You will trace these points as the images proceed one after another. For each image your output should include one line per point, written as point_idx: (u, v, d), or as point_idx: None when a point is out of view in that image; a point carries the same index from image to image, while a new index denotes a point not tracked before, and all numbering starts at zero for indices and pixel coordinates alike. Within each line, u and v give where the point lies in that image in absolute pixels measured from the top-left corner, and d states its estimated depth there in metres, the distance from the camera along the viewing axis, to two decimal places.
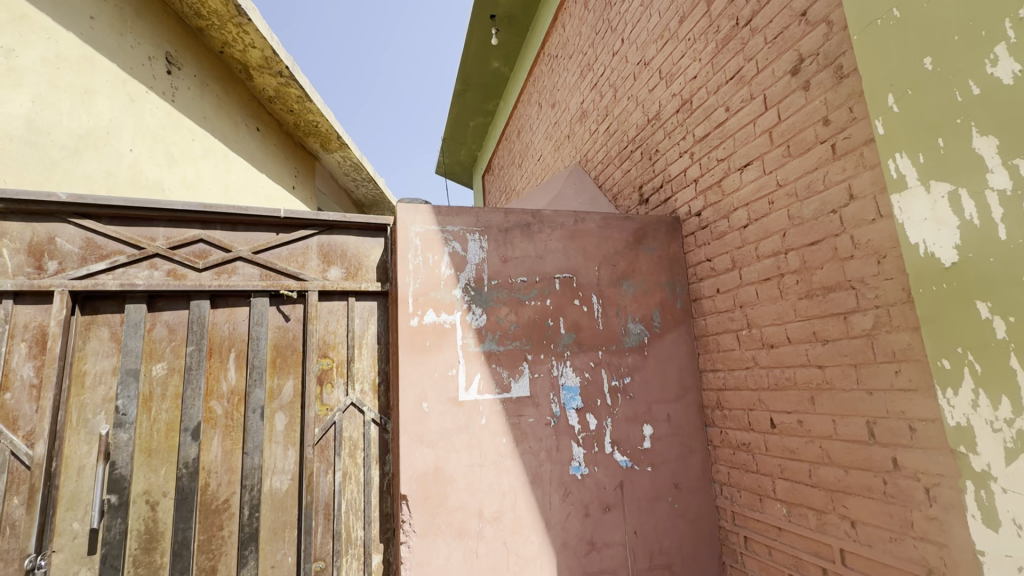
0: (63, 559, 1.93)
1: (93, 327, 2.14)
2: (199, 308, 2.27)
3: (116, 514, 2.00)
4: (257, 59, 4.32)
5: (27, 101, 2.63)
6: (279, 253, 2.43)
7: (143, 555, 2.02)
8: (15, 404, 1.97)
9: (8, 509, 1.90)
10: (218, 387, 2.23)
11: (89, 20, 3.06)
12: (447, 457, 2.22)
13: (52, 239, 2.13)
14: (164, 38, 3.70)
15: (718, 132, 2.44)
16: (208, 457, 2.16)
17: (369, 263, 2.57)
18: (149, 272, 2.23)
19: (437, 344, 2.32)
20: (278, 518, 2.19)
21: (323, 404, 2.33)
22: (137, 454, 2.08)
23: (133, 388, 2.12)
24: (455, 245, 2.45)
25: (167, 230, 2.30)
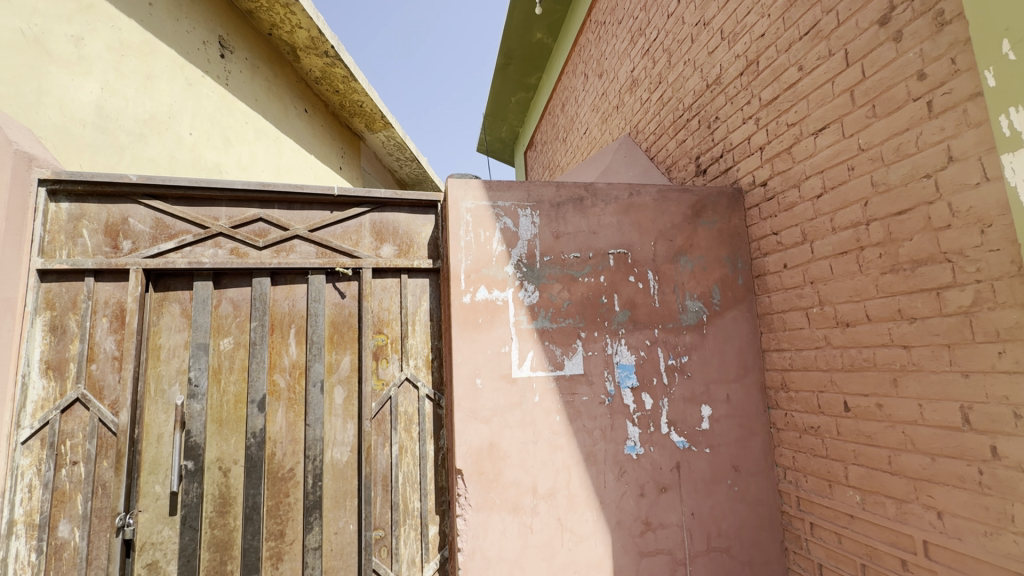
0: (149, 517, 2.08)
1: (165, 303, 2.25)
2: (261, 285, 2.33)
3: (193, 479, 2.13)
4: (304, 39, 4.35)
5: (97, 88, 2.75)
6: (334, 231, 2.46)
7: (218, 517, 2.14)
8: (101, 374, 2.12)
9: (99, 470, 2.06)
10: (280, 360, 2.31)
11: (148, 7, 3.15)
12: (501, 434, 2.22)
13: (126, 219, 2.26)
14: (217, 22, 3.77)
15: (789, 94, 2.25)
16: (273, 428, 2.25)
17: (421, 240, 2.56)
18: (214, 250, 2.31)
19: (490, 321, 2.30)
20: (339, 487, 2.27)
21: (379, 379, 2.37)
22: (209, 423, 2.19)
23: (203, 360, 2.22)
24: (506, 221, 2.41)
25: (228, 209, 2.37)
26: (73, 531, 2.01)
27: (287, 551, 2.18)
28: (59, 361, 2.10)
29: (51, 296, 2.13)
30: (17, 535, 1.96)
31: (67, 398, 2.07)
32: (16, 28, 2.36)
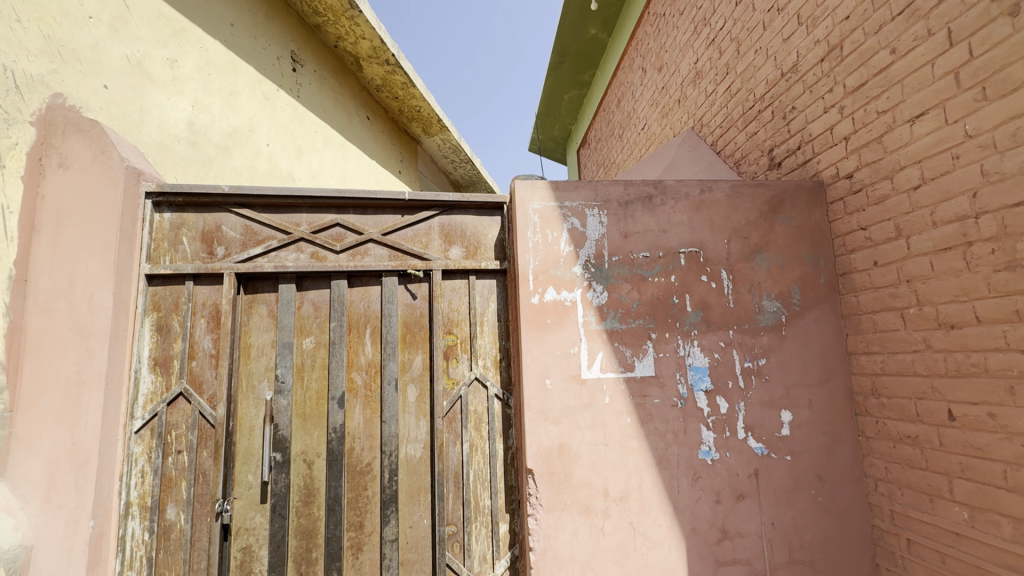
0: (243, 504, 2.23)
1: (254, 305, 2.40)
2: (339, 287, 2.45)
3: (281, 470, 2.27)
4: (367, 49, 4.52)
5: (189, 106, 2.97)
6: (405, 234, 2.54)
7: (303, 506, 2.27)
8: (200, 371, 2.30)
9: (201, 459, 2.24)
10: (357, 359, 2.41)
11: (230, 27, 3.38)
12: (571, 434, 2.22)
13: (219, 227, 2.44)
14: (289, 37, 3.99)
15: (879, 79, 2.10)
16: (352, 424, 2.35)
17: (487, 242, 2.60)
18: (296, 255, 2.45)
19: (558, 322, 2.30)
20: (413, 482, 2.34)
21: (449, 378, 2.43)
22: (294, 418, 2.32)
23: (288, 359, 2.36)
24: (574, 221, 2.40)
25: (308, 215, 2.50)
26: (179, 514, 2.19)
27: (366, 541, 2.28)
28: (165, 358, 2.30)
29: (157, 298, 2.35)
30: (133, 515, 2.17)
31: (172, 393, 2.26)
32: (122, 54, 2.59)
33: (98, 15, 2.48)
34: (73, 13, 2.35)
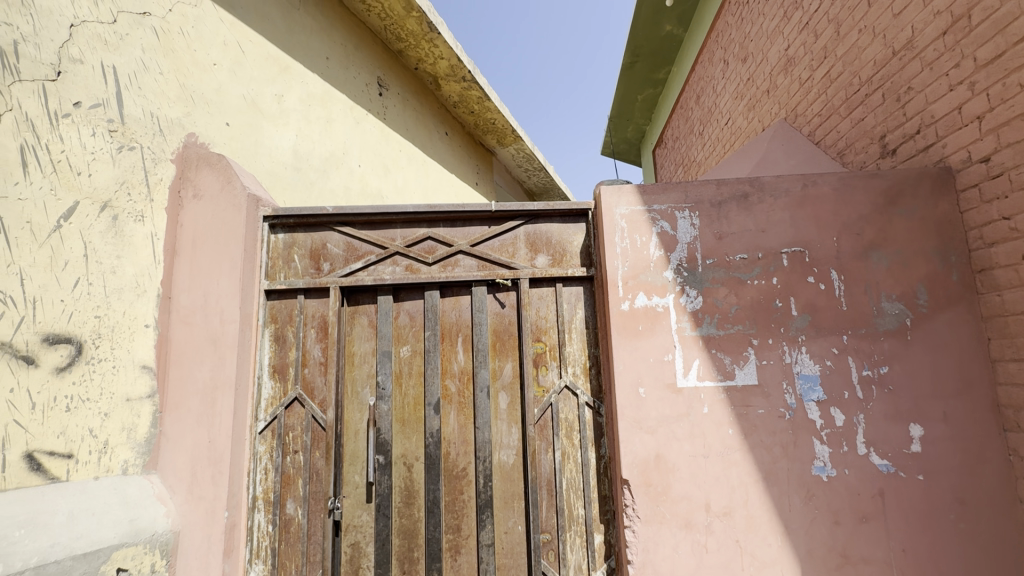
0: (351, 503, 2.38)
1: (356, 316, 2.57)
2: (432, 298, 2.56)
3: (384, 471, 2.40)
4: (445, 69, 4.71)
5: (293, 135, 3.27)
6: (492, 244, 2.60)
7: (405, 507, 2.38)
8: (312, 377, 2.50)
9: (314, 459, 2.43)
10: (450, 366, 2.50)
11: (325, 60, 3.68)
12: (668, 445, 2.14)
13: (325, 244, 2.64)
14: (376, 64, 4.26)
15: (1021, 48, 1.85)
16: (448, 429, 2.44)
17: (573, 249, 2.60)
18: (392, 268, 2.59)
19: (650, 329, 2.24)
20: (507, 488, 2.37)
21: (540, 386, 2.45)
22: (394, 422, 2.45)
23: (388, 366, 2.49)
24: (663, 224, 2.33)
25: (403, 230, 2.64)
26: (297, 509, 2.38)
27: (464, 544, 2.34)
28: (282, 365, 2.53)
29: (274, 311, 2.59)
30: (258, 508, 2.39)
31: (289, 397, 2.48)
32: (240, 94, 2.91)
33: (221, 61, 2.81)
34: (201, 62, 2.68)
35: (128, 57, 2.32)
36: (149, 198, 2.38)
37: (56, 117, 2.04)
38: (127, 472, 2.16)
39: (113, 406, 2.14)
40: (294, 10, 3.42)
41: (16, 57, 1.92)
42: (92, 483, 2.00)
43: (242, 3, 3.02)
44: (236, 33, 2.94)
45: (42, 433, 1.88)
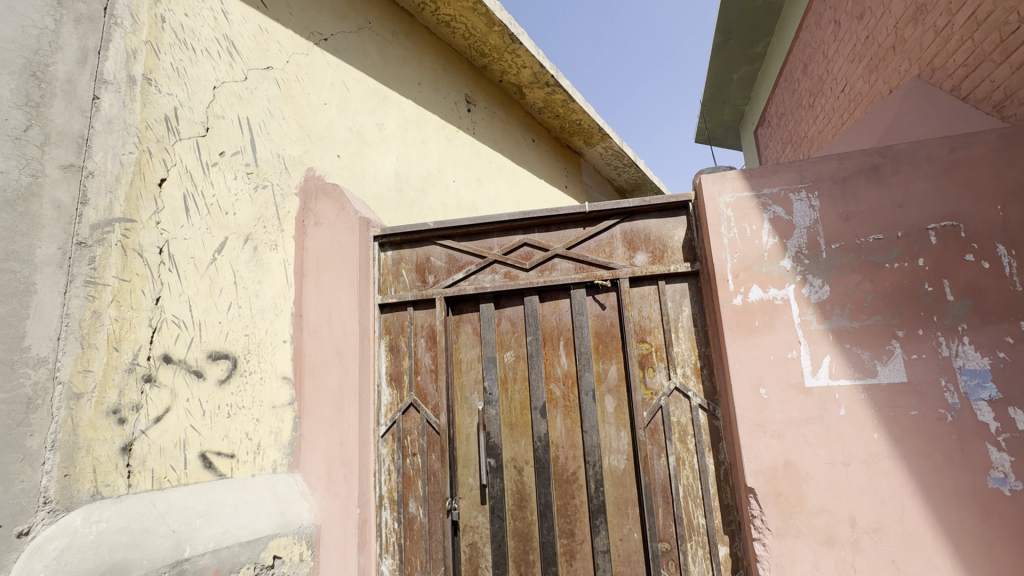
0: (466, 504, 2.47)
1: (461, 324, 2.68)
2: (532, 303, 2.59)
3: (496, 474, 2.45)
4: (528, 77, 4.77)
5: (394, 160, 3.52)
6: (588, 246, 2.57)
7: (518, 510, 2.41)
8: (424, 384, 2.65)
9: (430, 461, 2.56)
10: (554, 371, 2.50)
11: (417, 86, 3.92)
12: (798, 450, 1.95)
13: (429, 258, 2.80)
14: (463, 83, 4.45)
15: None
16: (555, 433, 2.44)
17: (674, 244, 2.48)
18: (492, 276, 2.67)
19: (769, 324, 2.06)
20: (620, 494, 2.31)
21: (647, 388, 2.36)
22: (503, 426, 2.51)
23: (493, 372, 2.56)
24: (777, 209, 2.15)
25: (499, 239, 2.71)
26: (419, 509, 2.53)
27: (579, 550, 2.32)
28: (397, 373, 2.71)
29: (387, 323, 2.78)
30: (384, 506, 2.58)
31: (405, 403, 2.64)
32: (347, 128, 3.20)
33: (330, 101, 3.13)
34: (314, 104, 3.00)
35: (257, 108, 2.67)
36: (280, 229, 2.71)
37: (208, 167, 2.40)
38: (276, 471, 2.46)
39: (262, 412, 2.45)
40: (387, 43, 3.69)
41: (177, 120, 2.28)
42: (250, 479, 2.31)
43: (345, 46, 3.33)
44: (341, 73, 3.26)
45: (211, 436, 2.21)
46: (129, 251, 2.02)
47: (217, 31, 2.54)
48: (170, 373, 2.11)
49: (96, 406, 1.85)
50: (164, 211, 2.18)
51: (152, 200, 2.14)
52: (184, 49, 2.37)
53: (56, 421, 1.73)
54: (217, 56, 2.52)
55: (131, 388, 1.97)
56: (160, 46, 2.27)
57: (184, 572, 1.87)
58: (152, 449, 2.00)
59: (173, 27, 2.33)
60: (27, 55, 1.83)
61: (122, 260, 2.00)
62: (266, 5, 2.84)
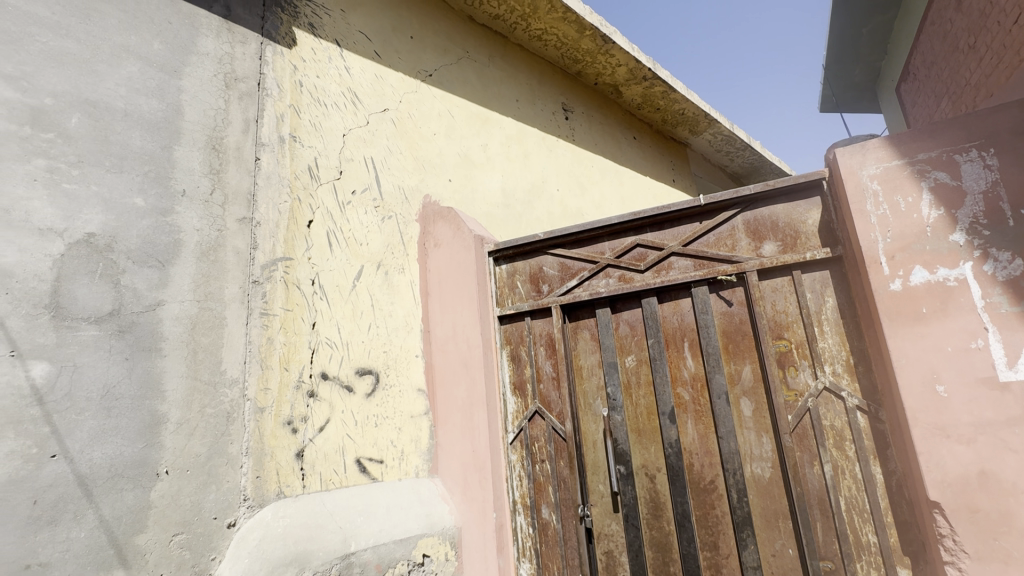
0: (599, 511, 2.44)
1: (579, 331, 2.68)
2: (650, 305, 2.50)
3: (627, 482, 2.39)
4: (624, 74, 4.68)
5: (500, 177, 3.67)
6: (707, 240, 2.43)
7: (653, 519, 2.32)
8: (547, 392, 2.68)
9: (559, 468, 2.58)
10: (680, 374, 2.38)
11: (516, 103, 4.07)
12: (996, 457, 1.64)
13: (541, 268, 2.84)
14: (559, 92, 4.52)
15: None
16: (687, 440, 2.31)
17: (809, 228, 2.24)
18: (606, 280, 2.64)
19: (941, 310, 1.77)
20: (769, 506, 2.12)
21: (790, 389, 2.15)
22: (630, 433, 2.44)
23: (615, 377, 2.51)
24: (938, 175, 1.86)
25: (610, 242, 2.68)
26: (552, 515, 2.55)
27: (725, 564, 2.16)
28: (520, 382, 2.77)
29: (507, 334, 2.87)
30: (518, 511, 2.64)
31: (530, 411, 2.70)
32: (456, 153, 3.43)
33: (439, 131, 3.37)
34: (426, 135, 3.26)
35: (379, 147, 2.98)
36: (406, 253, 2.98)
37: (344, 206, 2.72)
38: (419, 475, 2.67)
39: (403, 421, 2.69)
40: (485, 67, 3.89)
41: (318, 168, 2.64)
42: (397, 483, 2.55)
43: (448, 77, 3.57)
44: (446, 103, 3.50)
45: (363, 443, 2.48)
46: (290, 285, 2.37)
47: (342, 85, 2.88)
48: (328, 388, 2.42)
49: (275, 418, 2.19)
50: (313, 248, 2.52)
51: (303, 239, 2.49)
52: (318, 105, 2.73)
53: (248, 431, 2.10)
54: (344, 106, 2.86)
55: (300, 402, 2.29)
56: (301, 107, 2.65)
57: (352, 565, 2.10)
58: (318, 454, 2.30)
59: (309, 89, 2.71)
60: (208, 133, 2.27)
61: (286, 293, 2.35)
62: (379, 54, 3.16)
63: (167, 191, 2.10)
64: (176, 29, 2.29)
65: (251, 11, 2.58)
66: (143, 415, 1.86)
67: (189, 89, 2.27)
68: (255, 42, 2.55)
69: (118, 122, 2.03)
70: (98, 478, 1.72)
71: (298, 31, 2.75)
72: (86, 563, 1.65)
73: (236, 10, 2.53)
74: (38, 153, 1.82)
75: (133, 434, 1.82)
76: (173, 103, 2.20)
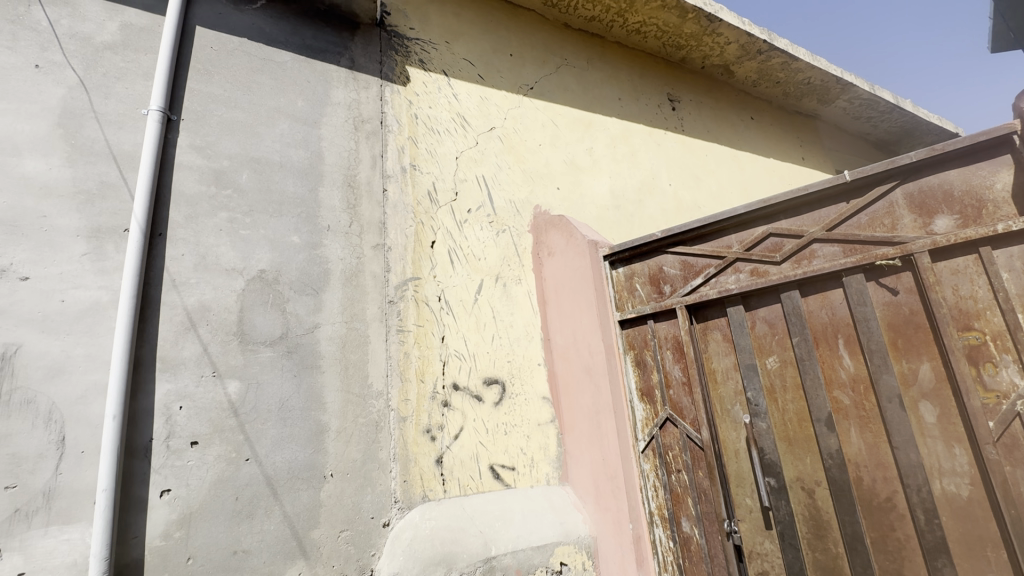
0: (749, 528, 2.20)
1: (708, 332, 2.47)
2: (792, 299, 2.22)
3: (780, 496, 2.12)
4: (734, 52, 4.31)
5: (608, 179, 3.60)
6: (858, 222, 2.11)
7: (816, 540, 2.01)
8: (678, 398, 2.51)
9: (698, 479, 2.39)
10: (837, 375, 2.06)
11: (619, 101, 3.98)
12: None
13: (661, 268, 2.70)
14: (663, 83, 4.33)
15: None
16: (851, 450, 1.98)
17: (998, 194, 1.83)
18: (736, 276, 2.41)
19: None
20: (972, 531, 1.70)
21: (988, 391, 1.73)
22: (779, 442, 2.17)
23: (756, 380, 2.26)
24: None
25: (738, 235, 2.46)
26: (694, 528, 2.37)
27: None
28: (648, 388, 2.64)
29: (630, 339, 2.77)
30: (656, 523, 2.51)
31: (661, 418, 2.55)
32: (562, 160, 3.44)
33: (544, 141, 3.42)
34: (532, 147, 3.33)
35: (489, 164, 3.11)
36: (521, 264, 3.05)
37: (461, 225, 2.87)
38: (550, 483, 2.70)
39: (531, 429, 2.74)
40: (585, 70, 3.87)
41: (436, 192, 2.82)
42: (530, 490, 2.59)
43: (549, 87, 3.62)
44: (549, 113, 3.54)
45: (495, 450, 2.58)
46: (420, 302, 2.56)
47: (452, 111, 3.06)
48: (460, 398, 2.55)
49: (416, 426, 2.37)
50: (438, 266, 2.69)
51: (428, 259, 2.67)
52: (433, 133, 2.93)
53: (394, 439, 2.30)
54: (455, 131, 3.03)
55: (436, 412, 2.45)
56: (418, 137, 2.86)
57: (495, 568, 2.17)
58: (455, 461, 2.43)
59: (423, 119, 2.92)
60: (344, 172, 2.56)
61: (417, 310, 2.54)
62: (483, 77, 3.31)
63: (316, 227, 2.40)
64: (314, 86, 2.63)
65: (371, 58, 2.87)
66: (310, 424, 2.13)
67: (327, 136, 2.58)
68: (376, 85, 2.83)
69: (276, 173, 2.37)
70: (280, 478, 2.01)
71: (411, 69, 2.99)
72: (276, 551, 1.93)
73: (359, 59, 2.83)
74: (222, 207, 2.20)
75: (304, 440, 2.10)
76: (315, 150, 2.52)
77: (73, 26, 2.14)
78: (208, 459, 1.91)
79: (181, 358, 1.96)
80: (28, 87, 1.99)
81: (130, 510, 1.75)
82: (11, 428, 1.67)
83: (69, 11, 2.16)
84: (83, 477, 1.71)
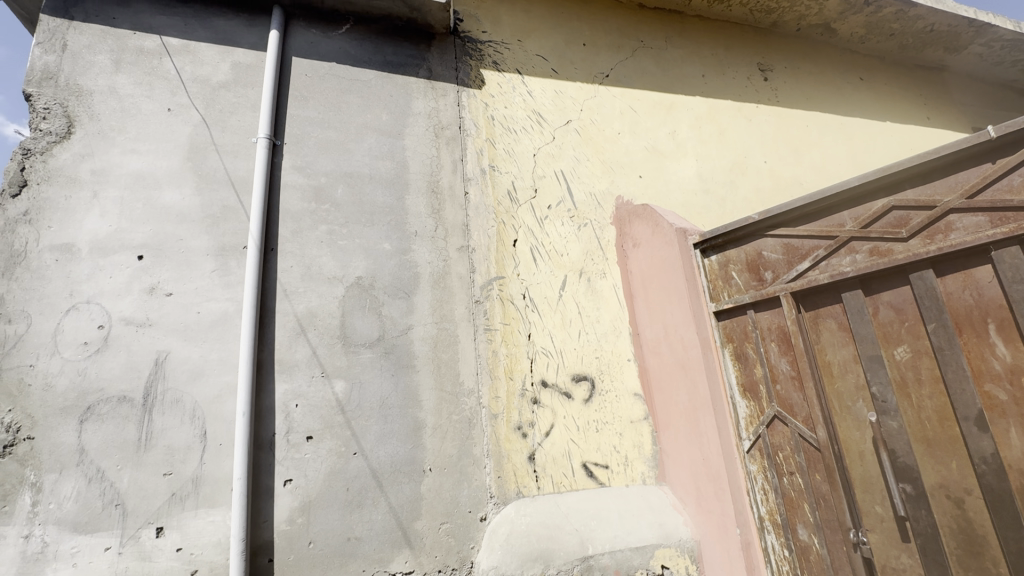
0: (880, 540, 1.91)
1: (820, 321, 2.21)
2: (924, 279, 1.89)
3: (919, 504, 1.81)
4: (836, 7, 3.86)
5: (695, 162, 3.39)
6: (1010, 185, 1.73)
7: (969, 557, 1.68)
8: (787, 394, 2.28)
9: (816, 483, 2.15)
10: (988, 366, 1.71)
11: (702, 78, 3.73)
12: None
13: (761, 253, 2.48)
14: (752, 53, 4.00)
15: None
16: (1011, 454, 1.62)
17: None
18: (851, 257, 2.12)
19: None
20: None
21: None
22: (915, 444, 1.85)
23: (883, 374, 1.96)
24: None
25: (852, 211, 2.16)
26: (812, 537, 2.13)
27: None
28: (751, 383, 2.45)
29: (727, 331, 2.58)
30: (768, 529, 2.31)
31: (767, 415, 2.34)
32: (643, 146, 3.30)
33: (623, 129, 3.30)
34: (610, 136, 3.23)
35: (567, 158, 3.06)
36: (605, 257, 2.98)
37: (543, 221, 2.86)
38: (646, 482, 2.61)
39: (623, 427, 2.66)
40: (664, 50, 3.68)
41: (516, 190, 2.84)
42: (625, 489, 2.52)
43: (626, 73, 3.49)
44: (627, 99, 3.41)
45: (587, 448, 2.54)
46: (505, 300, 2.59)
47: (528, 108, 3.06)
48: (549, 395, 2.54)
49: (507, 423, 2.40)
50: (521, 264, 2.71)
51: (511, 257, 2.69)
52: (509, 133, 2.95)
53: (487, 435, 2.35)
54: (532, 128, 3.03)
55: (526, 409, 2.46)
56: (495, 138, 2.90)
57: (592, 567, 2.13)
58: (548, 458, 2.43)
59: (500, 120, 2.95)
60: (426, 179, 2.66)
61: (503, 308, 2.57)
62: (557, 70, 3.27)
63: (404, 233, 2.52)
64: (396, 99, 2.76)
65: (447, 66, 2.95)
66: (408, 420, 2.24)
67: (410, 146, 2.69)
68: (453, 92, 2.91)
69: (366, 185, 2.52)
70: (384, 471, 2.13)
71: (485, 72, 3.04)
72: (384, 540, 2.05)
73: (437, 68, 2.92)
74: (321, 221, 2.39)
75: (403, 436, 2.21)
76: (400, 160, 2.64)
77: (195, 71, 2.44)
78: (322, 453, 2.08)
79: (294, 360, 2.16)
80: (163, 128, 2.30)
81: (261, 496, 1.96)
82: (166, 423, 1.94)
83: (191, 58, 2.46)
84: (221, 466, 1.95)
